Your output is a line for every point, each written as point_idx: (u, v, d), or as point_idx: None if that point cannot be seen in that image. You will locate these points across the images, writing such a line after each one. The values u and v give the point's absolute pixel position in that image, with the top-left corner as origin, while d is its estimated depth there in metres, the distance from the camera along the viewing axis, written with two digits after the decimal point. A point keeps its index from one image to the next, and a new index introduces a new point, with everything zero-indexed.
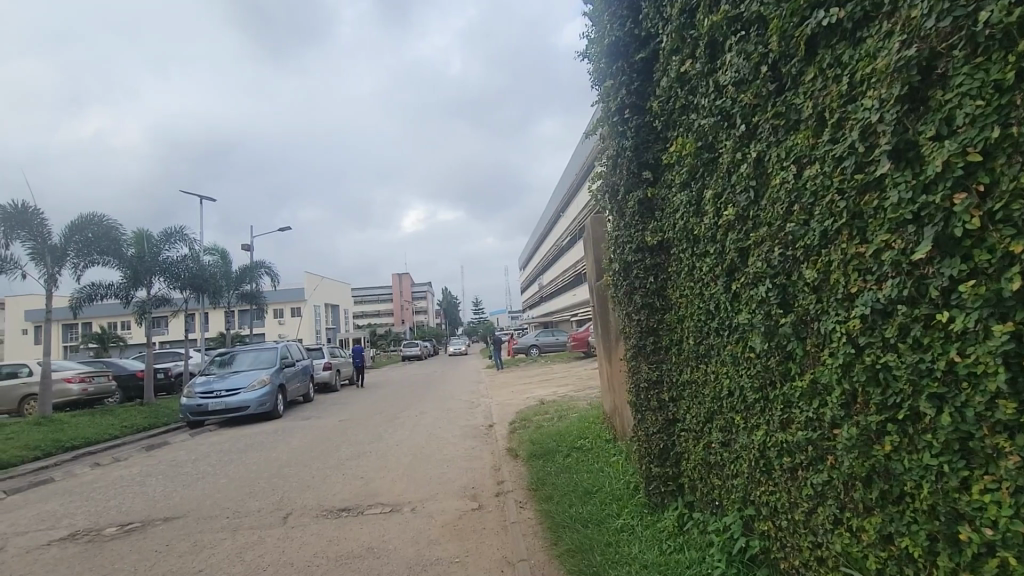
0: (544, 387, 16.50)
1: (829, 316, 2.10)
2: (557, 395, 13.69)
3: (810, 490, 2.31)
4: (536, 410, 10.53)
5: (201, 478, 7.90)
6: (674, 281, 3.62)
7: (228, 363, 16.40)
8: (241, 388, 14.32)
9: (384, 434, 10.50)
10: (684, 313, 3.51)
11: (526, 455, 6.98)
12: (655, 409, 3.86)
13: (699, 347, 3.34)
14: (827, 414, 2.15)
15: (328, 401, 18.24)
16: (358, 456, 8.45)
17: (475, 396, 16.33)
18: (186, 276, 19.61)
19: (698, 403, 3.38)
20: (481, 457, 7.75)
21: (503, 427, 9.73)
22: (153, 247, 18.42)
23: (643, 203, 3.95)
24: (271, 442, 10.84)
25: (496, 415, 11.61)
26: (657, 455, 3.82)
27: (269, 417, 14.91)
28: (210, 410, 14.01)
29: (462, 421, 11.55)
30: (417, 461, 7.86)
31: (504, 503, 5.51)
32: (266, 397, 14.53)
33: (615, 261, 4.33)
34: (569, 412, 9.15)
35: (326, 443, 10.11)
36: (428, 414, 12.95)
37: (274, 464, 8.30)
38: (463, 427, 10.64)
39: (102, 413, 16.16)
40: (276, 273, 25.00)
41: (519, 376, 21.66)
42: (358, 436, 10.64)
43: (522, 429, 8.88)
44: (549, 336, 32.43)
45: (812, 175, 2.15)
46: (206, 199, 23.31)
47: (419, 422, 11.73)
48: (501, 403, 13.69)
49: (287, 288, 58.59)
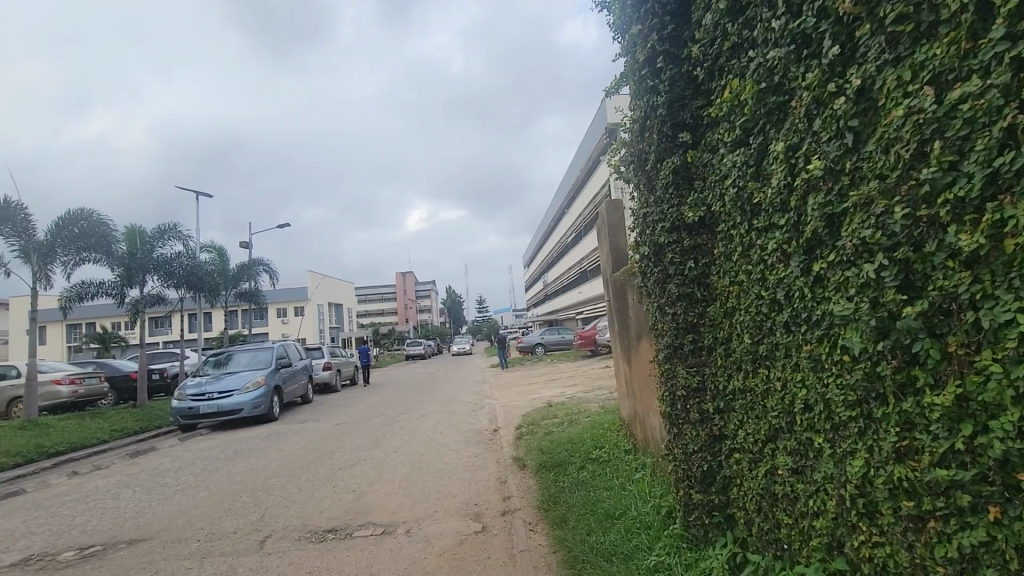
0: (551, 388, 15.77)
1: (1002, 302, 1.43)
2: (565, 396, 12.95)
3: (954, 552, 1.64)
4: (544, 413, 9.80)
5: (181, 491, 7.25)
6: (722, 264, 2.93)
7: (223, 363, 15.78)
8: (234, 390, 13.68)
9: (381, 440, 9.83)
10: (736, 304, 2.81)
11: (534, 466, 6.29)
12: (695, 422, 3.16)
13: (757, 347, 2.65)
14: (995, 447, 1.48)
15: (328, 402, 17.62)
16: (352, 465, 7.78)
17: (479, 397, 15.60)
18: (181, 273, 19.01)
19: (755, 418, 2.70)
20: (486, 467, 7.06)
21: (509, 433, 9.04)
22: (145, 244, 17.83)
23: (679, 170, 3.25)
24: (262, 448, 10.19)
25: (501, 418, 10.93)
26: (698, 478, 3.12)
27: (264, 420, 14.26)
28: (202, 413, 13.37)
29: (465, 425, 10.84)
30: (416, 471, 7.18)
31: (510, 525, 4.82)
32: (260, 399, 13.87)
33: (641, 243, 3.62)
34: (580, 417, 8.44)
35: (321, 449, 9.45)
36: (430, 418, 12.26)
37: (261, 474, 7.64)
38: (467, 432, 9.96)
39: (92, 416, 15.58)
40: (275, 270, 24.37)
41: (524, 375, 20.91)
42: (355, 441, 9.97)
43: (529, 435, 8.17)
44: (554, 335, 31.72)
45: (970, 96, 1.47)
46: (203, 195, 22.71)
47: (419, 427, 11.06)
48: (506, 406, 12.97)
49: (290, 287, 58.13)
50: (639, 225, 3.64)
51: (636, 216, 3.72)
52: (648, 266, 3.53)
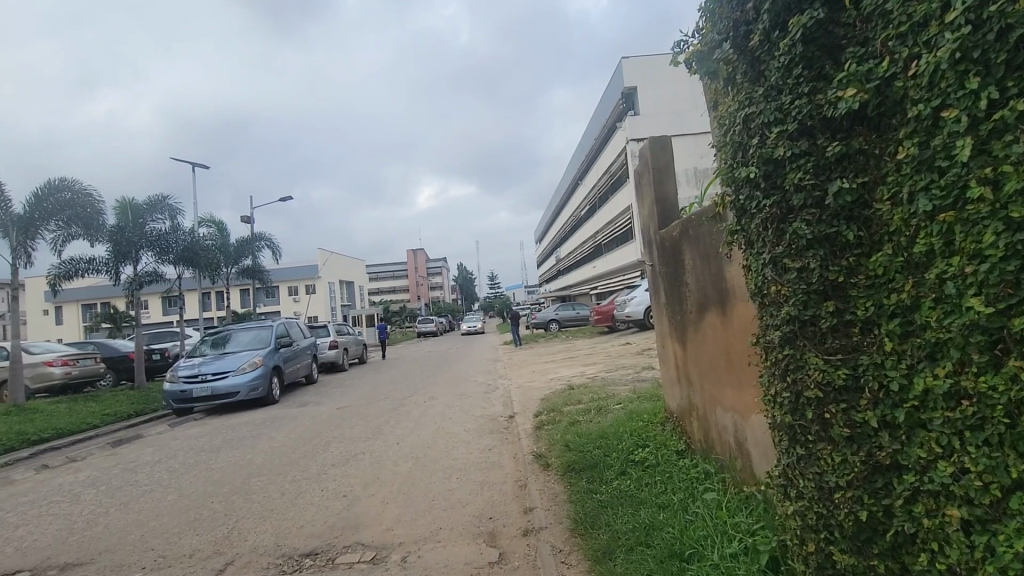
0: (569, 367, 14.68)
1: None
2: (587, 377, 11.84)
3: None
4: (567, 398, 8.67)
5: (150, 493, 6.27)
6: (909, 180, 1.71)
7: (221, 343, 14.88)
8: (229, 371, 12.71)
9: (385, 429, 8.78)
10: (946, 244, 1.61)
11: (561, 467, 5.16)
12: (836, 442, 1.97)
13: (1004, 321, 1.45)
14: None
15: (334, 383, 16.71)
16: (347, 461, 6.73)
17: (492, 377, 14.54)
18: (177, 250, 18.03)
19: (987, 445, 1.53)
20: (501, 466, 5.94)
21: (527, 421, 7.94)
22: (137, 218, 16.81)
23: (819, 33, 1.97)
24: (255, 435, 9.22)
25: (517, 402, 9.85)
26: (846, 533, 1.95)
27: (263, 403, 13.30)
28: (195, 397, 12.44)
29: (477, 410, 9.76)
30: (420, 470, 6.10)
31: (536, 553, 3.71)
32: (258, 381, 12.90)
33: (735, 162, 2.37)
34: (609, 404, 7.27)
35: (317, 439, 8.44)
36: (439, 401, 11.20)
37: (244, 472, 6.62)
38: (480, 419, 8.88)
39: (85, 400, 14.78)
40: (278, 246, 23.36)
41: (539, 353, 19.80)
42: (356, 430, 8.94)
43: (551, 426, 7.02)
44: (569, 310, 30.59)
45: None
46: (199, 166, 21.61)
47: (426, 412, 10.00)
48: (522, 388, 11.88)
49: (300, 266, 57.44)
50: (730, 135, 2.40)
51: (725, 121, 2.47)
52: (748, 194, 2.28)
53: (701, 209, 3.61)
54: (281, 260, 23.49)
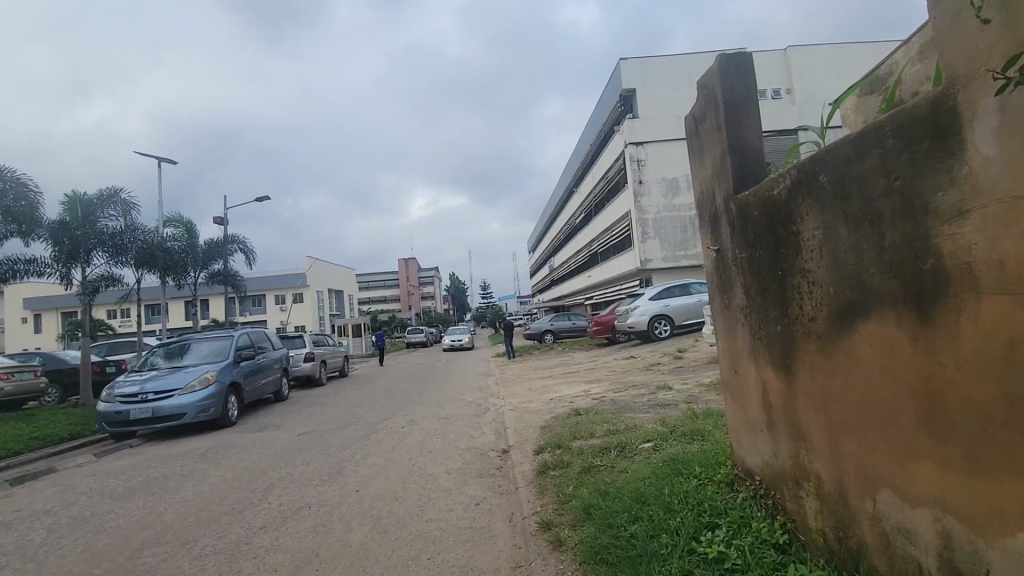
0: (569, 384, 12.98)
1: None
2: (592, 398, 10.17)
3: None
4: (576, 429, 6.97)
5: (0, 572, 4.46)
6: None
7: (175, 355, 13.05)
8: (174, 389, 10.80)
9: (347, 466, 7.02)
10: None
11: (585, 556, 3.42)
12: None
13: None
14: None
15: (306, 401, 14.89)
16: (284, 521, 4.99)
17: (483, 396, 12.79)
18: (133, 250, 16.21)
19: None
20: (492, 539, 4.23)
21: (524, 461, 6.24)
22: (86, 213, 14.98)
23: None
24: (187, 471, 7.42)
25: (510, 431, 8.15)
26: None
27: (216, 426, 11.37)
28: (133, 419, 10.49)
29: (463, 440, 8.04)
30: (379, 541, 4.37)
31: None
32: (208, 401, 11.00)
33: None
34: (634, 442, 5.60)
35: (259, 480, 6.66)
36: (418, 427, 9.46)
37: (139, 539, 4.83)
38: (466, 453, 7.15)
39: (14, 420, 12.80)
40: (252, 248, 21.53)
41: (534, 367, 18.09)
42: (312, 467, 7.17)
43: (559, 474, 5.35)
44: (564, 321, 28.92)
45: None
46: (165, 160, 19.81)
47: (402, 443, 8.26)
48: (517, 410, 10.16)
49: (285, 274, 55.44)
50: None
51: None
52: None
53: (877, 124, 1.96)
54: (255, 264, 21.65)
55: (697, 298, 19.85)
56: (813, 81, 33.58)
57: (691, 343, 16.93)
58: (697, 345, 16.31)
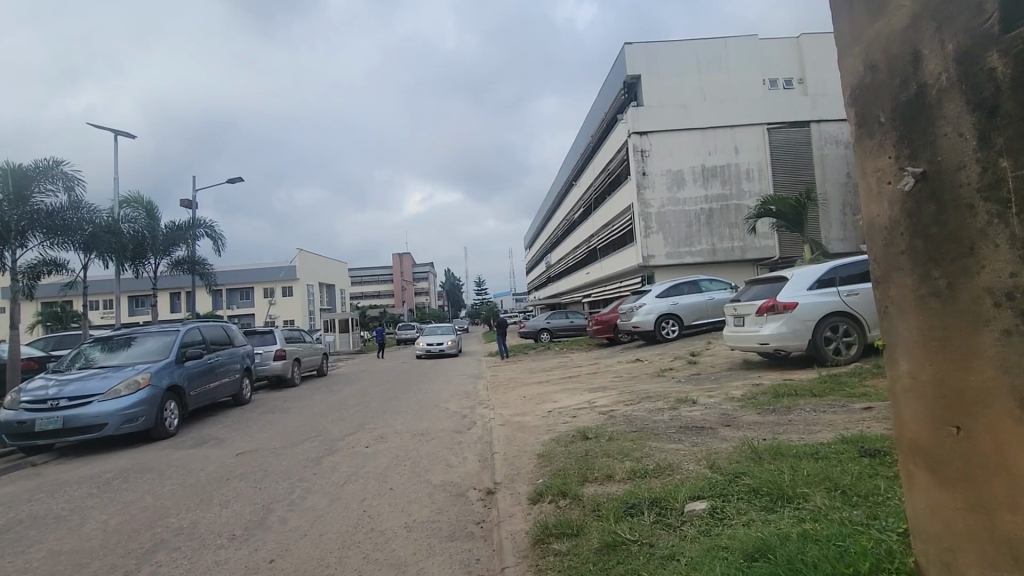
0: (570, 392, 11.22)
1: None
2: (597, 414, 8.42)
3: None
4: (585, 464, 5.17)
5: None
6: None
7: (110, 350, 11.17)
8: (93, 396, 8.95)
9: (277, 510, 5.20)
10: None
11: None
12: None
13: None
14: None
15: (270, 405, 13.09)
16: None
17: (469, 405, 11.00)
18: (79, 233, 14.32)
19: None
20: None
21: (513, 516, 4.45)
22: (19, 188, 13.06)
23: None
24: (65, 515, 5.57)
25: (497, 460, 6.37)
26: None
27: (149, 437, 9.54)
28: (38, 432, 8.65)
29: (437, 470, 6.25)
30: None
31: None
32: (137, 409, 9.15)
33: None
34: (678, 497, 3.81)
35: (147, 533, 4.82)
36: (386, 447, 7.66)
37: None
38: (436, 494, 5.35)
39: None
40: (220, 233, 19.60)
41: (529, 370, 16.32)
42: (230, 508, 5.36)
43: (568, 549, 3.55)
44: (562, 319, 27.20)
45: None
46: (122, 135, 17.91)
47: (358, 471, 6.45)
48: (508, 426, 8.36)
49: (272, 267, 53.35)
50: None
51: None
52: None
53: None
54: (224, 250, 19.72)
55: (707, 296, 18.14)
56: (826, 71, 31.82)
57: (703, 345, 15.17)
58: (711, 348, 14.57)
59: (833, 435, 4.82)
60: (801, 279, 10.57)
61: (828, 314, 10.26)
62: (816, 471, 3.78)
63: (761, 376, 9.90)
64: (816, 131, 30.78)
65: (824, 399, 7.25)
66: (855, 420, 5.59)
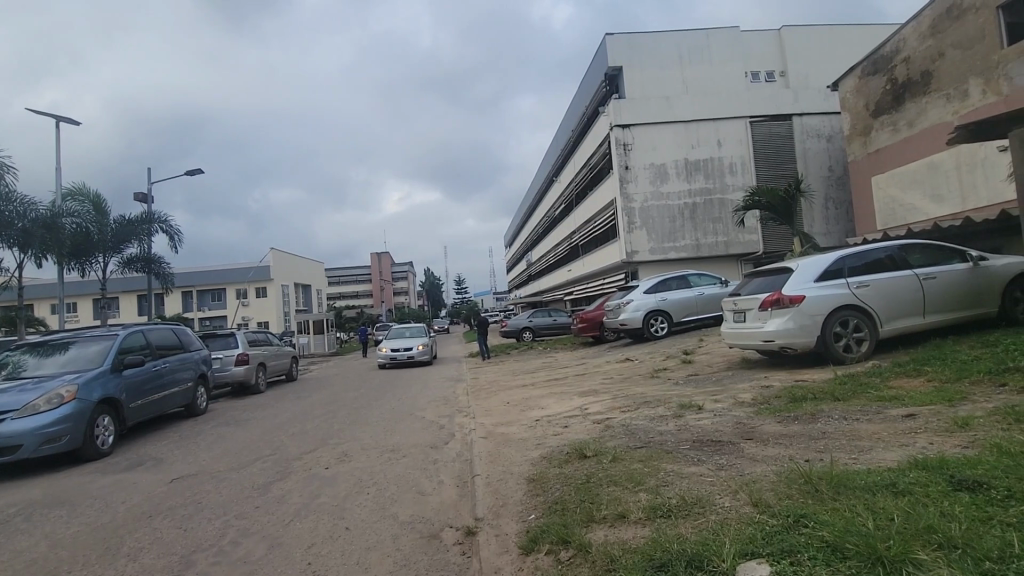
0: (557, 396, 10.24)
1: None
2: (591, 423, 7.45)
3: None
4: (587, 496, 4.15)
5: None
6: None
7: (37, 357, 9.80)
8: (6, 412, 7.64)
9: (197, 564, 4.07)
10: None
11: None
12: None
13: None
14: None
15: (226, 416, 11.84)
16: None
17: (447, 413, 9.93)
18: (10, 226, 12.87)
19: None
20: None
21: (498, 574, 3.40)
22: None
23: None
24: None
25: (477, 485, 5.32)
26: None
27: (77, 458, 8.27)
28: None
29: (407, 500, 5.19)
30: None
31: None
32: (61, 426, 7.88)
33: None
34: (726, 554, 2.80)
35: None
36: (348, 468, 6.56)
37: None
38: (403, 537, 4.27)
39: None
40: (177, 228, 18.13)
41: (512, 372, 15.28)
42: (138, 561, 4.19)
43: None
44: (544, 317, 26.27)
45: None
46: (64, 121, 16.33)
47: (311, 502, 5.34)
48: (491, 439, 7.34)
49: (242, 266, 51.28)
50: None
51: None
52: None
53: None
54: (181, 247, 18.24)
55: (696, 291, 17.34)
56: (808, 63, 31.43)
57: (696, 343, 14.35)
58: (704, 346, 13.74)
59: (896, 458, 3.87)
60: (807, 270, 9.75)
61: (837, 307, 9.46)
62: (904, 514, 2.84)
63: (768, 377, 9.04)
64: (798, 124, 30.27)
65: (850, 405, 6.39)
66: (904, 434, 4.67)
